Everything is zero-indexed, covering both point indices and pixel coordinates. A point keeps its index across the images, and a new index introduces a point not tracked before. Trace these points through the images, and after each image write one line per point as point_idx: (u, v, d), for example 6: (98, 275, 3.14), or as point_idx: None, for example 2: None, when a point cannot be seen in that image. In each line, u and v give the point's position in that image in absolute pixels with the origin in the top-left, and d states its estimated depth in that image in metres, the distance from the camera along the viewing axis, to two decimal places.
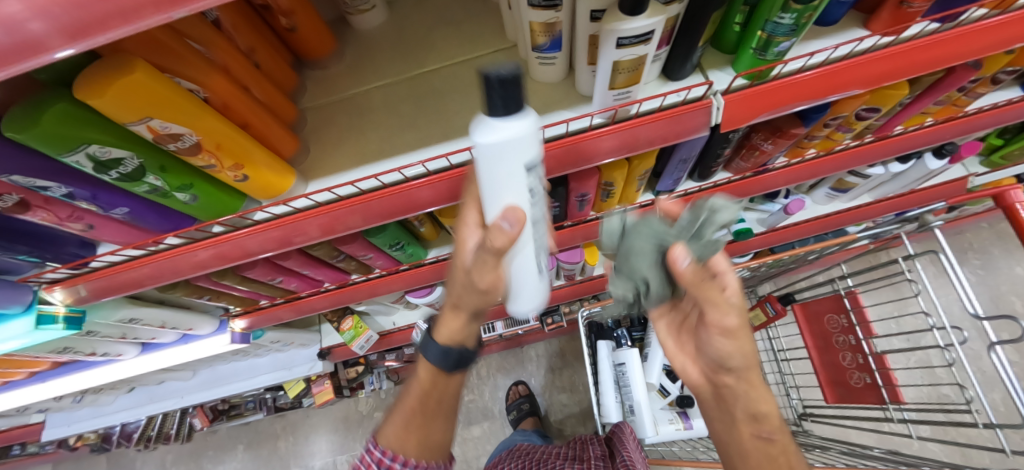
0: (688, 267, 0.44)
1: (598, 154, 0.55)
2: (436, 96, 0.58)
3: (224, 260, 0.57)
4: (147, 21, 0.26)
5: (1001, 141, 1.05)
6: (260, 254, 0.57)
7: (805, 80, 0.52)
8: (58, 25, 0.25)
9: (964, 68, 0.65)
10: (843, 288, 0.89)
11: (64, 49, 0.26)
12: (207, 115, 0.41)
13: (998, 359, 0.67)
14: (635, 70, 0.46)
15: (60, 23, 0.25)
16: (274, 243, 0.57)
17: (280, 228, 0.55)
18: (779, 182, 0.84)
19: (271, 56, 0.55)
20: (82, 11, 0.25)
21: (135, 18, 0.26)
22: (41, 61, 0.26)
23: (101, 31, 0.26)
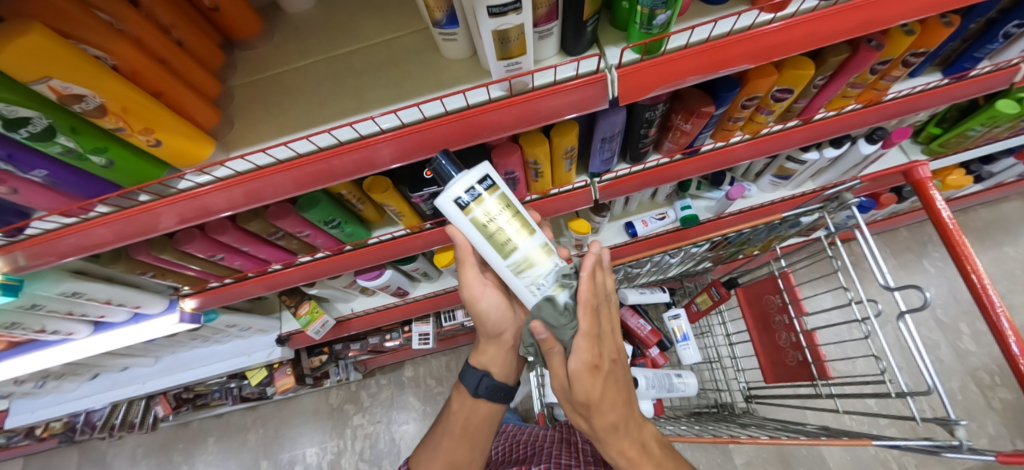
0: (544, 339, 0.53)
1: (515, 124, 0.58)
2: (352, 71, 0.62)
3: (186, 220, 0.60)
4: None
5: (940, 129, 1.08)
6: (224, 210, 0.60)
7: (694, 55, 0.56)
8: None
9: (867, 48, 0.68)
10: (777, 269, 0.92)
11: None
12: (110, 79, 0.45)
13: (907, 327, 0.70)
14: (519, 40, 0.49)
15: None
16: (240, 199, 0.60)
17: (241, 186, 0.58)
18: (751, 153, 0.87)
19: (194, 34, 0.58)
20: None
21: None
22: None
23: None
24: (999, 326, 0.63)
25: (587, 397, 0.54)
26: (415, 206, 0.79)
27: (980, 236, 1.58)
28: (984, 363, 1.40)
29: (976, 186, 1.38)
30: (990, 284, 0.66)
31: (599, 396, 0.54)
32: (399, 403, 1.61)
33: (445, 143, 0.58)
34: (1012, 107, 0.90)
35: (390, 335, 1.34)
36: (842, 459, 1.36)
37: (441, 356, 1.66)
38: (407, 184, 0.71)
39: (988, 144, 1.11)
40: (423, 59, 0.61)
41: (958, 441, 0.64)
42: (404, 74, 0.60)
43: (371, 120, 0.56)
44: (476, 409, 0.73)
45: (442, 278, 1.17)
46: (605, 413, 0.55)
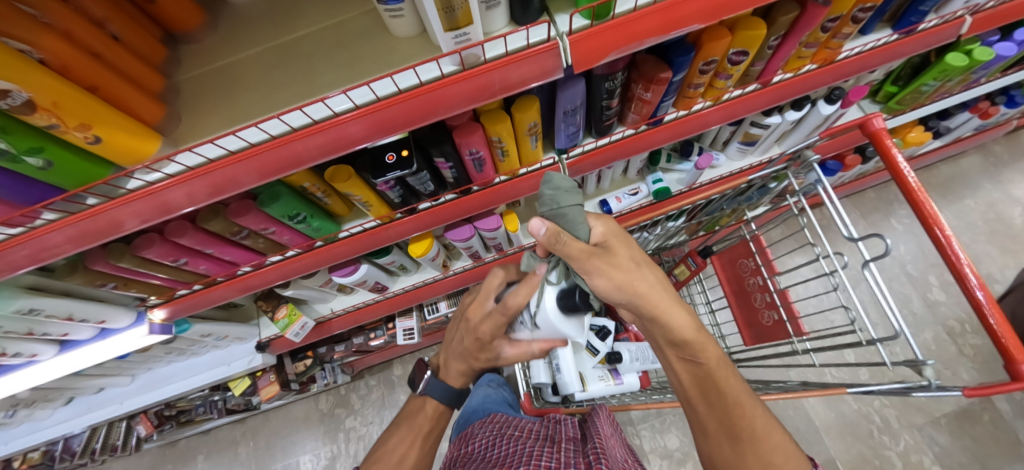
0: (546, 232, 0.52)
1: (475, 97, 0.57)
2: (301, 57, 0.60)
3: (149, 220, 0.59)
4: None
5: (897, 88, 1.11)
6: (187, 206, 0.59)
7: (642, 17, 0.56)
8: None
9: (814, 5, 0.69)
10: (748, 233, 0.93)
11: None
12: (35, 73, 0.43)
13: (872, 275, 0.71)
14: (464, 8, 0.48)
15: None
16: (204, 193, 0.58)
17: (204, 177, 0.56)
18: (719, 118, 0.88)
19: (131, 27, 0.56)
20: None
21: None
22: None
23: None
24: (959, 268, 0.65)
25: (625, 255, 0.60)
26: (381, 194, 0.77)
27: (943, 192, 1.63)
28: (953, 312, 1.45)
29: (935, 143, 1.42)
30: (947, 227, 0.67)
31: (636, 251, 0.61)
32: (390, 402, 1.60)
33: (406, 121, 0.57)
34: (961, 60, 0.93)
35: (375, 334, 1.33)
36: (827, 416, 1.40)
37: (429, 352, 1.65)
38: (369, 171, 0.70)
39: (942, 99, 1.15)
40: (373, 40, 0.60)
41: (927, 380, 0.66)
42: (353, 56, 0.59)
43: (323, 104, 0.55)
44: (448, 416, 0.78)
45: (421, 272, 1.17)
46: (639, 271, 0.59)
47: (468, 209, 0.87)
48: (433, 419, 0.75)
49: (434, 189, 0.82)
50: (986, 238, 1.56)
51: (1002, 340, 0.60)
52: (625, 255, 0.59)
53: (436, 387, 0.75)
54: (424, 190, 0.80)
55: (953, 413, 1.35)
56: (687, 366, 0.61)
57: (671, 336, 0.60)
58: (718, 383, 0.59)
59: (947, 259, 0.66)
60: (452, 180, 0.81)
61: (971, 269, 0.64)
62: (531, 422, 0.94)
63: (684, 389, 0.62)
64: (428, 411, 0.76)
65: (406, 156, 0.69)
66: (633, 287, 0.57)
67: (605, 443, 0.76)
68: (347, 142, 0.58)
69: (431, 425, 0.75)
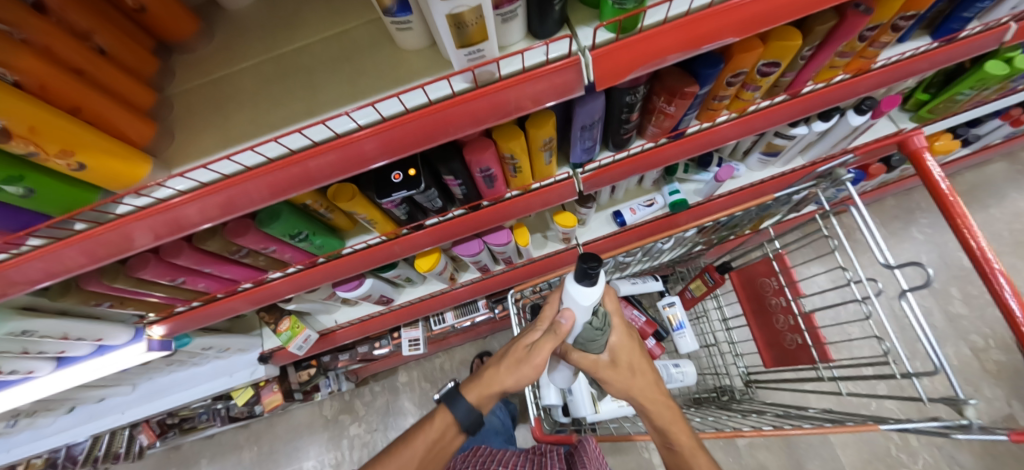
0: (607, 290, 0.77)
1: (492, 115, 0.53)
2: (300, 71, 0.56)
3: (162, 236, 0.55)
4: None
5: (928, 95, 1.05)
6: (203, 222, 0.55)
7: (672, 30, 0.51)
8: None
9: (854, 13, 0.64)
10: (772, 251, 0.89)
11: None
12: (7, 96, 0.39)
13: (910, 305, 0.67)
14: (479, 25, 0.44)
15: None
16: (217, 210, 0.54)
17: (220, 194, 0.53)
18: (740, 132, 0.83)
19: (119, 38, 0.52)
20: None
21: None
22: None
23: None
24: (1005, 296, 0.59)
25: (632, 362, 0.75)
26: (387, 212, 0.73)
27: (968, 200, 1.56)
28: (976, 327, 1.40)
29: (962, 151, 1.36)
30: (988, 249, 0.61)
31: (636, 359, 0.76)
32: (394, 409, 1.58)
33: (417, 140, 0.53)
34: (1001, 68, 0.87)
35: (380, 344, 1.31)
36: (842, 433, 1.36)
37: (434, 359, 1.63)
38: (373, 190, 0.66)
39: (975, 108, 1.08)
40: (378, 53, 0.55)
41: (968, 420, 0.61)
42: (357, 70, 0.55)
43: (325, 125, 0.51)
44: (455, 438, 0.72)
45: (427, 283, 1.13)
46: (645, 376, 0.75)
47: (477, 225, 0.83)
48: (440, 433, 0.70)
49: (442, 206, 0.77)
50: (1011, 248, 1.50)
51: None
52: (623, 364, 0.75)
53: (456, 405, 0.70)
54: (432, 206, 0.76)
55: None
56: (664, 445, 0.76)
57: (654, 424, 0.75)
58: (685, 457, 0.72)
59: (976, 266, 0.62)
60: (461, 196, 0.77)
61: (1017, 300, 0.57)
62: (516, 456, 0.95)
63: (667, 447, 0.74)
64: (436, 427, 0.71)
65: (414, 175, 0.65)
66: (629, 391, 0.74)
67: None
68: (356, 162, 0.53)
69: (436, 439, 0.70)
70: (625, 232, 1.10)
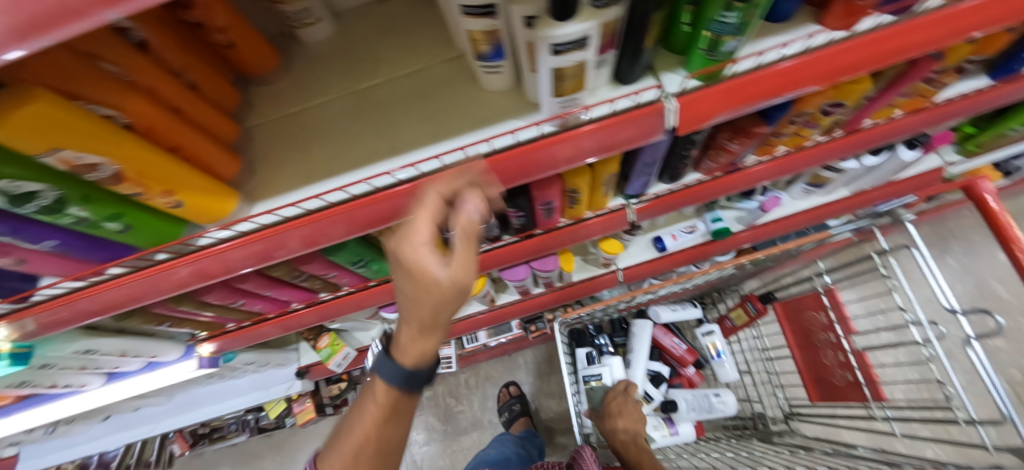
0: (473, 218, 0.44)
1: (574, 158, 0.53)
2: (379, 108, 0.56)
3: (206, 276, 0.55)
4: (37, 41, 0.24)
5: (975, 129, 1.04)
6: (243, 268, 0.55)
7: (759, 80, 0.51)
8: None
9: (926, 59, 0.63)
10: (821, 285, 0.88)
11: (11, 50, 0.24)
12: (121, 140, 0.39)
13: (976, 354, 0.66)
14: (579, 77, 0.44)
15: None
16: (254, 258, 0.54)
17: (263, 240, 0.53)
18: (771, 173, 0.83)
19: (206, 73, 0.53)
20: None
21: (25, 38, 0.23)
22: None
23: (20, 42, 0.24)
24: None
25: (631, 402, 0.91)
26: None
27: None
28: (1013, 360, 1.37)
29: (1002, 181, 1.34)
30: None
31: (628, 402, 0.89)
32: (418, 423, 1.58)
33: (498, 181, 0.53)
34: None
35: None
36: None
37: (459, 374, 1.62)
38: None
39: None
40: (458, 93, 0.55)
41: None
42: (438, 109, 0.55)
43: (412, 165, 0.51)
44: (395, 429, 0.57)
45: (465, 304, 1.13)
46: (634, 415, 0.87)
47: (527, 252, 0.84)
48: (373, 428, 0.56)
49: (497, 234, 0.78)
50: None
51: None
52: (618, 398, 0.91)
53: (384, 368, 0.54)
54: (489, 235, 0.76)
55: None
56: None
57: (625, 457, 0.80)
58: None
59: None
60: (518, 226, 0.77)
61: None
62: None
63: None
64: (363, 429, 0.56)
65: None
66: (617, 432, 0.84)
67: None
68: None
69: (358, 448, 0.56)
70: (664, 258, 1.09)
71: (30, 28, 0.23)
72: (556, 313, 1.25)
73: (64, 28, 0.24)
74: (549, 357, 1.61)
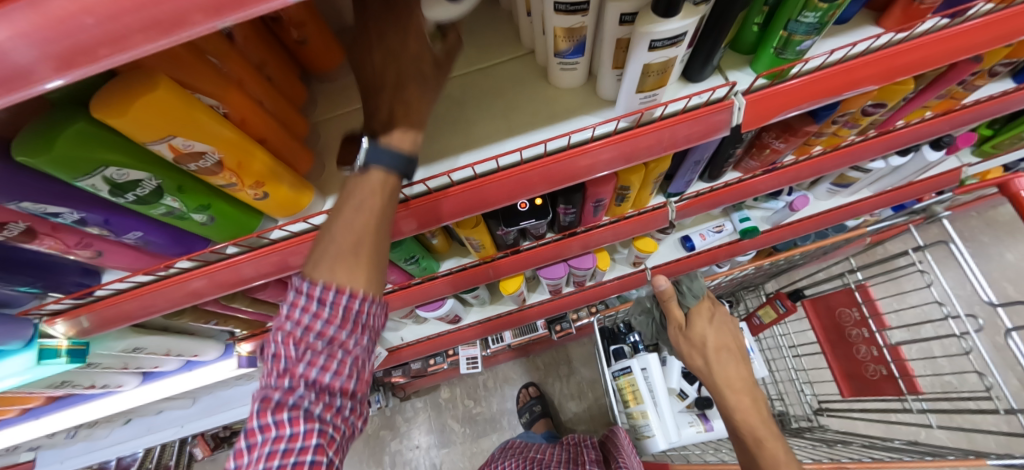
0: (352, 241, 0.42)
1: (645, 154, 0.54)
2: (449, 105, 0.57)
3: (222, 286, 0.55)
4: (143, 46, 0.25)
5: (991, 131, 1.08)
6: (255, 279, 0.55)
7: (825, 78, 0.53)
8: (49, 54, 0.24)
9: (966, 61, 0.66)
10: (854, 282, 0.90)
11: (53, 79, 0.25)
12: (228, 132, 0.40)
13: (1015, 344, 0.68)
14: (664, 73, 0.46)
15: (51, 52, 0.24)
16: (270, 267, 0.54)
17: (277, 253, 0.53)
18: (779, 182, 0.86)
19: (281, 68, 0.53)
20: (113, 24, 0.24)
21: (131, 43, 0.25)
22: (33, 91, 0.25)
23: (94, 59, 0.25)
24: None
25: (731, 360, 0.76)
26: (497, 237, 0.74)
27: None
28: None
29: None
30: None
31: (712, 340, 0.76)
32: (437, 426, 1.57)
33: (570, 177, 0.54)
34: None
35: (435, 361, 1.30)
36: None
37: (477, 376, 1.62)
38: (497, 218, 0.67)
39: None
40: (530, 91, 0.56)
41: None
42: (510, 106, 0.56)
43: (492, 160, 0.52)
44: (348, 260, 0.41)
45: (494, 303, 1.13)
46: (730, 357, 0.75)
47: (567, 251, 0.84)
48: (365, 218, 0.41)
49: (543, 232, 0.78)
50: None
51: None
52: (698, 334, 0.77)
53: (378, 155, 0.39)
54: (536, 233, 0.77)
55: None
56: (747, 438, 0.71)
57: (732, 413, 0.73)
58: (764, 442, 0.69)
59: None
60: (566, 223, 0.78)
61: None
62: (550, 447, 1.16)
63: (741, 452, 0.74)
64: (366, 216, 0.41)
65: (539, 204, 0.66)
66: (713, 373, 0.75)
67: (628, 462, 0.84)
68: (521, 191, 0.54)
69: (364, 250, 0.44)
70: (692, 257, 1.11)
71: (73, 55, 0.24)
72: (581, 313, 1.26)
73: (107, 54, 0.25)
74: (568, 358, 1.62)
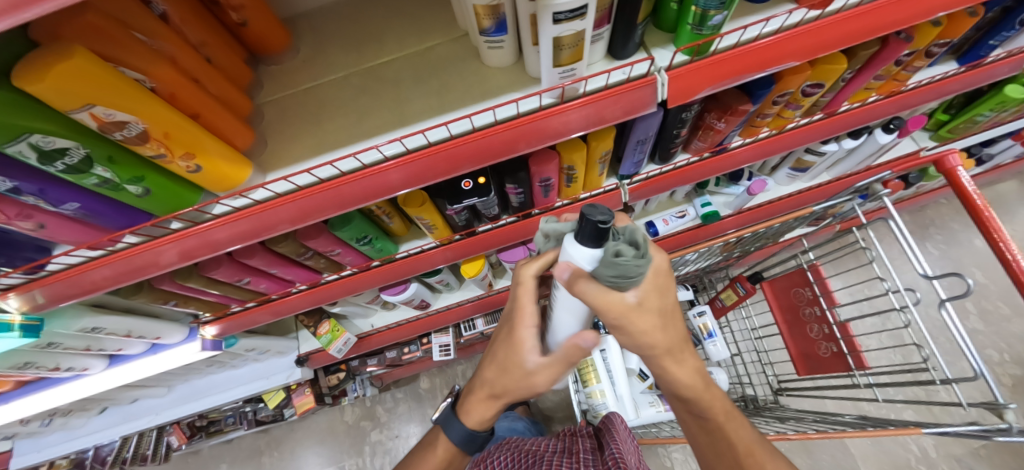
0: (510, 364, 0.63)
1: (573, 128, 0.56)
2: (389, 85, 0.59)
3: (190, 255, 0.57)
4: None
5: (948, 116, 1.10)
6: (228, 245, 0.57)
7: (745, 53, 0.55)
8: None
9: (895, 40, 0.69)
10: (806, 262, 0.93)
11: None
12: (151, 103, 0.42)
13: (948, 315, 0.71)
14: (577, 47, 0.48)
15: None
16: (243, 234, 0.57)
17: (249, 219, 0.55)
18: (752, 155, 0.87)
19: (223, 50, 0.55)
20: None
21: None
22: None
23: (23, 9, 0.29)
24: None
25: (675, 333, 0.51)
26: (448, 218, 0.77)
27: None
28: (992, 341, 1.40)
29: (975, 170, 1.41)
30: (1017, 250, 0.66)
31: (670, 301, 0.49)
32: (417, 416, 1.58)
33: (501, 151, 0.56)
34: (1020, 92, 0.92)
35: (409, 349, 1.32)
36: (865, 447, 1.35)
37: (456, 366, 1.64)
38: (443, 196, 0.69)
39: (992, 129, 1.13)
40: (464, 70, 0.59)
41: (1008, 424, 0.65)
42: (445, 84, 0.58)
43: (421, 133, 0.54)
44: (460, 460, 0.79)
45: (463, 288, 1.15)
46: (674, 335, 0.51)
47: (525, 232, 0.86)
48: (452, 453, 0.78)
49: (497, 213, 0.81)
50: None
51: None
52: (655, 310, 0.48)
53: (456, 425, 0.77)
54: (489, 213, 0.79)
55: (991, 443, 1.31)
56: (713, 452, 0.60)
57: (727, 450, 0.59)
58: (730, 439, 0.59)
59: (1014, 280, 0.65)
60: (517, 204, 0.80)
61: None
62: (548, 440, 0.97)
63: (686, 426, 0.63)
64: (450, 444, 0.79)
65: (482, 183, 0.68)
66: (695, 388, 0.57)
67: (623, 449, 0.75)
68: (463, 164, 0.56)
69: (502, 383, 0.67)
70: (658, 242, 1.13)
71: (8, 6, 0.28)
72: None
73: (34, 7, 0.29)
74: None
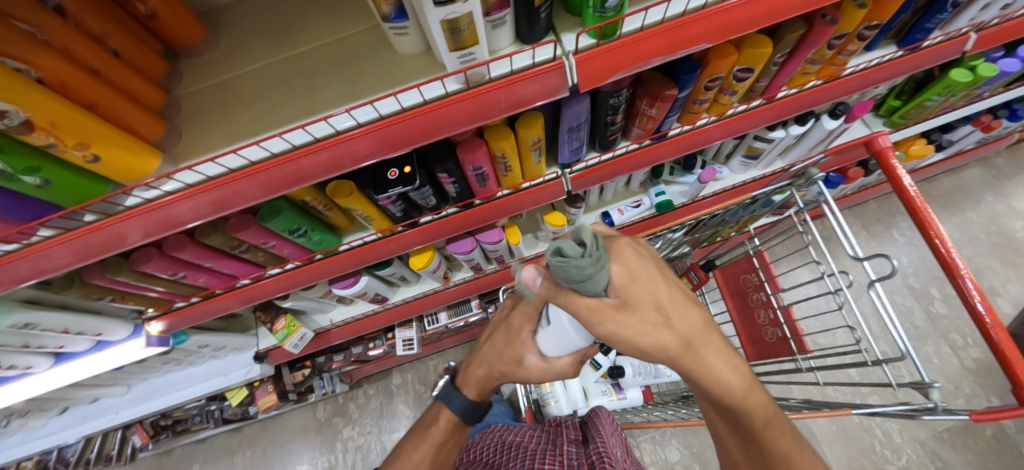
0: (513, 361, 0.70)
1: (484, 112, 0.56)
2: (300, 74, 0.59)
3: (153, 234, 0.57)
4: None
5: (900, 102, 1.09)
6: (190, 222, 0.57)
7: (653, 35, 0.55)
8: None
9: (821, 23, 0.69)
10: (752, 248, 0.93)
11: None
12: (36, 93, 0.42)
13: (877, 294, 0.71)
14: (469, 30, 0.48)
15: None
16: (209, 207, 0.56)
17: (208, 193, 0.55)
18: (722, 133, 0.87)
19: (130, 41, 0.55)
20: None
21: None
22: None
23: None
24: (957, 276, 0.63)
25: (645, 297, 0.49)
26: (382, 208, 0.77)
27: (943, 204, 1.57)
28: (955, 325, 1.41)
29: (936, 156, 1.41)
30: (947, 237, 0.66)
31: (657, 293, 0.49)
32: (388, 412, 1.59)
33: (418, 136, 0.56)
34: (966, 75, 0.92)
35: (374, 344, 1.33)
36: (829, 431, 1.36)
37: (427, 361, 1.64)
38: (371, 187, 0.69)
39: (945, 113, 1.14)
40: (375, 58, 0.59)
41: (933, 403, 0.64)
42: (355, 71, 0.58)
43: (326, 120, 0.54)
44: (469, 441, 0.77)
45: (421, 282, 1.17)
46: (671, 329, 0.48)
47: (470, 222, 0.85)
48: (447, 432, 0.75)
49: (436, 204, 0.82)
50: (988, 250, 1.50)
51: (1004, 354, 0.57)
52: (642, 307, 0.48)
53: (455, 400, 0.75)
54: (426, 204, 0.79)
55: (954, 426, 1.32)
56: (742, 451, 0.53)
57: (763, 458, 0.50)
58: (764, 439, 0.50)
59: (945, 266, 0.65)
60: (454, 193, 0.81)
61: (970, 278, 0.62)
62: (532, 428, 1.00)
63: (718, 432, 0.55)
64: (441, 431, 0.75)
65: (409, 172, 0.69)
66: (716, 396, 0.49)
67: (607, 442, 0.81)
68: (425, 133, 0.56)
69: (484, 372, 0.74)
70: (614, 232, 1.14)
71: None
72: None
73: None
74: None
